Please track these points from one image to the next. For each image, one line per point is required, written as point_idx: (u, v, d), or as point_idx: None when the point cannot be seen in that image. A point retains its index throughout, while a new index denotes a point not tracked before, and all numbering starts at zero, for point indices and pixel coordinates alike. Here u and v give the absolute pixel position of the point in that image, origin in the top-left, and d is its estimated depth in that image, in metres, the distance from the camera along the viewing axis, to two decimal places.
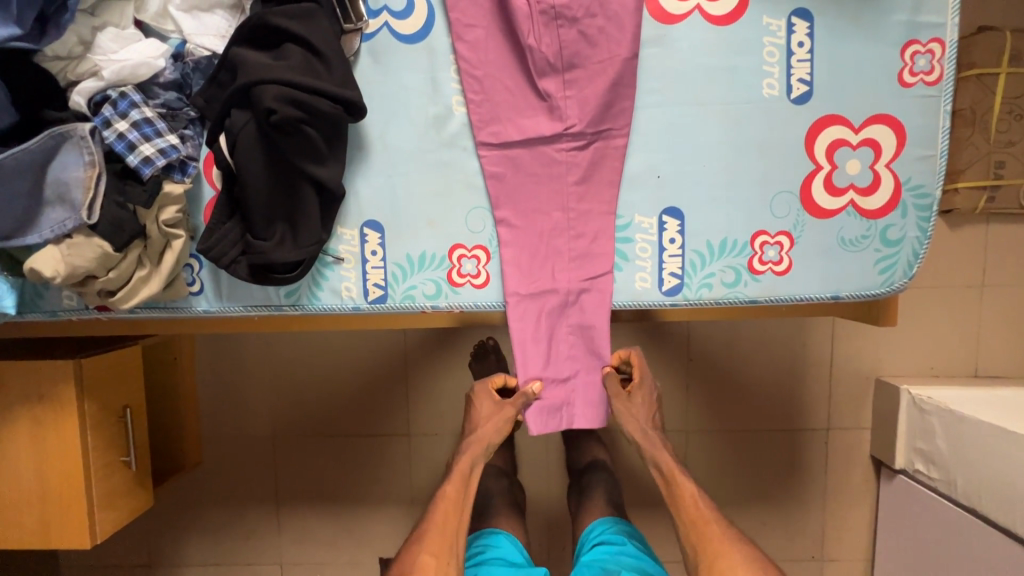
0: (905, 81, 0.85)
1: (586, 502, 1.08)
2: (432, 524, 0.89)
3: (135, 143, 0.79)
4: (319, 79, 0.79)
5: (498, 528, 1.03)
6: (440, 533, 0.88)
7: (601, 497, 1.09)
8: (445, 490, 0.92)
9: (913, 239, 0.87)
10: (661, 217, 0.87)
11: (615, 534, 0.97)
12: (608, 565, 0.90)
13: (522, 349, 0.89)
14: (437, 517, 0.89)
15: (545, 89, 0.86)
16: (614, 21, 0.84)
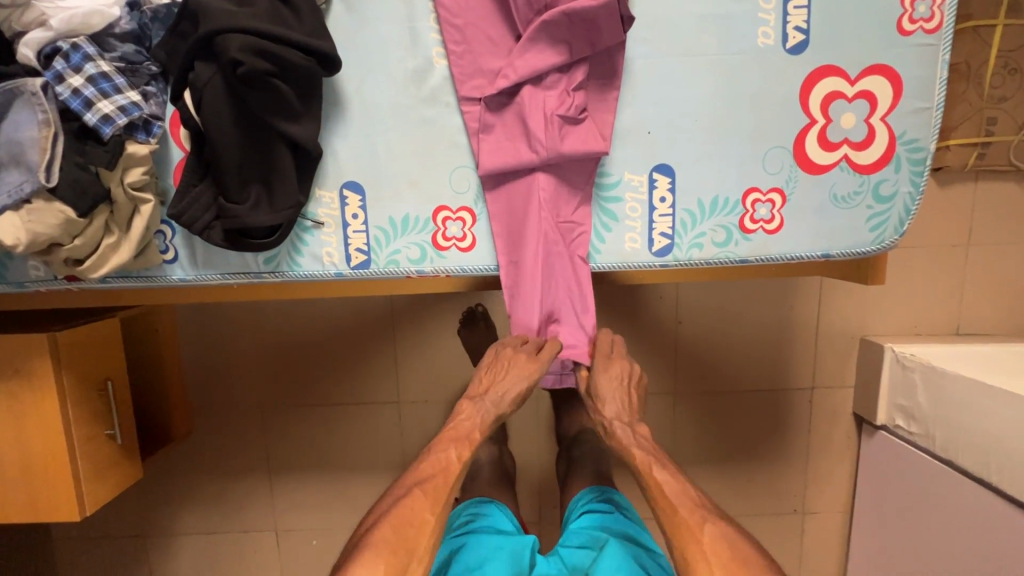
0: (904, 29, 0.81)
1: (577, 468, 1.09)
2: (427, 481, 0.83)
3: (92, 100, 0.74)
4: (289, 29, 0.74)
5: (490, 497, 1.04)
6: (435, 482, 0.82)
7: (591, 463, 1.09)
8: (450, 452, 0.86)
9: (905, 195, 0.86)
10: (652, 174, 0.85)
11: (603, 502, 0.98)
12: (597, 533, 0.90)
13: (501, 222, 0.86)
14: (440, 464, 0.85)
15: (535, 31, 0.79)
16: None
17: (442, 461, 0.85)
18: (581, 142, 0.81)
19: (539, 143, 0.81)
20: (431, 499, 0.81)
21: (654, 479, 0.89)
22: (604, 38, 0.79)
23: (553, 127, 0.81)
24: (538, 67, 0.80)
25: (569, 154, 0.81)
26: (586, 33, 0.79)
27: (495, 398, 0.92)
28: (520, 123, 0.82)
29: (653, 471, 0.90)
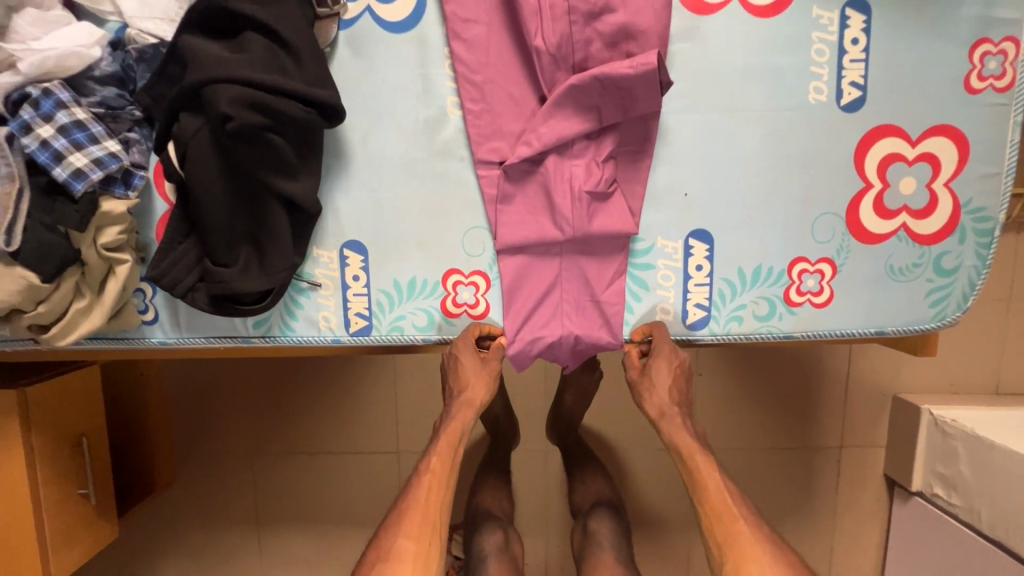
0: (973, 87, 0.73)
1: (596, 543, 0.94)
2: (414, 508, 0.73)
3: (63, 153, 0.65)
4: (287, 76, 0.66)
5: None
6: (423, 523, 0.72)
7: (608, 542, 0.95)
8: (432, 464, 0.76)
9: (970, 268, 0.77)
10: (688, 240, 0.76)
11: None
12: None
13: (515, 289, 0.77)
14: (421, 498, 0.73)
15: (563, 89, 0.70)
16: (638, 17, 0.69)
17: (427, 499, 0.73)
18: (611, 211, 0.74)
19: (562, 224, 0.73)
20: (419, 533, 0.71)
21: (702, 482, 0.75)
22: (640, 107, 0.70)
23: (581, 206, 0.73)
24: (563, 132, 0.71)
25: (595, 231, 0.73)
26: (621, 94, 0.70)
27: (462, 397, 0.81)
28: (544, 195, 0.74)
29: (724, 507, 0.73)
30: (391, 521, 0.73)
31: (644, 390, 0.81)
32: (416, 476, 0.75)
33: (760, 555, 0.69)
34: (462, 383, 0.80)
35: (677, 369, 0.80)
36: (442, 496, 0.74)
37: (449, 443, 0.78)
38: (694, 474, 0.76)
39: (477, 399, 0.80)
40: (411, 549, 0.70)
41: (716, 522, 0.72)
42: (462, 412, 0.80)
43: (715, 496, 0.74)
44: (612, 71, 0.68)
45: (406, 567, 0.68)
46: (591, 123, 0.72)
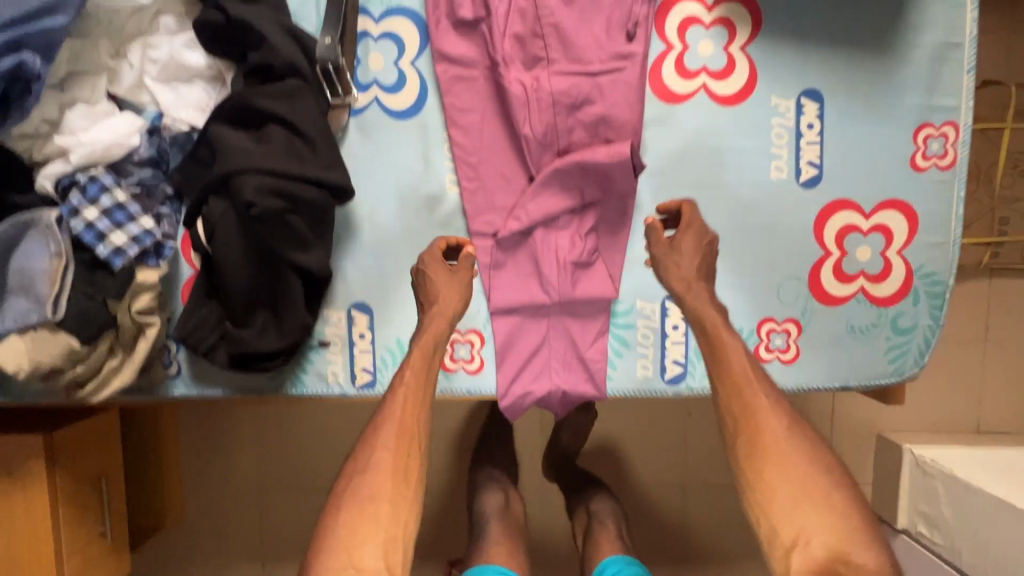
0: (917, 165, 0.81)
1: (600, 522, 1.04)
2: (390, 421, 0.71)
3: (105, 233, 0.74)
4: (303, 162, 0.74)
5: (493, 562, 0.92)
6: (401, 436, 0.70)
7: (610, 520, 1.05)
8: (405, 377, 0.73)
9: (924, 327, 0.84)
10: (665, 303, 0.83)
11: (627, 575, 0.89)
12: None
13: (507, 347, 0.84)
14: (395, 413, 0.71)
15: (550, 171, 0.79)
16: (615, 108, 0.77)
17: (403, 408, 0.71)
18: (592, 276, 0.82)
19: (550, 289, 0.81)
20: (398, 445, 0.70)
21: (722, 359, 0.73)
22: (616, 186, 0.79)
23: (566, 274, 0.81)
24: (549, 208, 0.80)
25: (579, 294, 0.82)
26: (600, 175, 0.78)
27: (432, 305, 0.77)
28: (533, 263, 0.82)
29: (748, 396, 0.70)
30: (369, 433, 0.71)
31: (669, 261, 0.77)
32: (391, 390, 0.73)
33: (779, 441, 0.68)
34: (433, 288, 0.78)
35: (705, 248, 0.77)
36: (420, 404, 0.73)
37: (422, 355, 0.74)
38: (715, 347, 0.73)
39: (445, 308, 0.77)
40: (389, 460, 0.69)
41: (736, 403, 0.71)
42: (435, 321, 0.76)
43: (738, 371, 0.71)
44: (594, 157, 0.77)
45: (380, 485, 0.68)
46: (574, 200, 0.80)
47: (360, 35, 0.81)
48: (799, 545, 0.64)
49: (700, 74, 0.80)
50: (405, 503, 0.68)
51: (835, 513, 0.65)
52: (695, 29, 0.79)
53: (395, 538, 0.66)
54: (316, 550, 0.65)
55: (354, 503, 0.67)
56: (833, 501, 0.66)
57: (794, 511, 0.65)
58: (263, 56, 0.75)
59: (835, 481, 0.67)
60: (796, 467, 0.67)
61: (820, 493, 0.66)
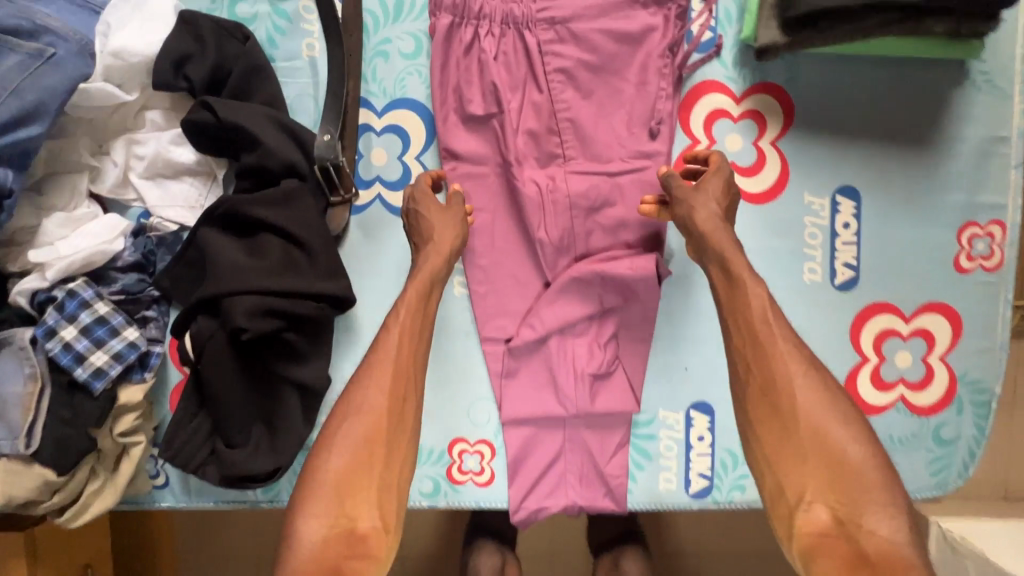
0: (962, 266, 0.75)
1: None
2: (384, 357, 0.63)
3: (84, 354, 0.67)
4: (301, 274, 0.68)
5: None
6: (396, 382, 0.63)
7: None
8: (400, 316, 0.65)
9: (969, 437, 0.78)
10: (689, 412, 0.78)
11: None
12: None
13: (519, 457, 0.78)
14: (391, 348, 0.64)
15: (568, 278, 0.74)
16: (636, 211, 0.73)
17: (400, 349, 0.64)
18: (613, 386, 0.76)
19: (568, 403, 0.75)
20: (393, 392, 0.62)
21: (743, 300, 0.62)
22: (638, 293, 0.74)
23: (583, 384, 0.75)
24: (565, 316, 0.74)
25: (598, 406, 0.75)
26: (622, 284, 0.73)
27: (427, 240, 0.69)
28: (548, 372, 0.76)
29: (761, 330, 0.61)
30: (359, 372, 0.63)
31: (689, 201, 0.66)
32: (385, 326, 0.65)
33: (791, 381, 0.59)
34: (428, 230, 0.69)
35: (733, 196, 0.68)
36: (417, 349, 0.65)
37: (420, 290, 0.66)
38: (733, 288, 0.63)
39: (438, 241, 0.68)
40: (383, 407, 0.62)
41: (747, 347, 0.61)
42: (431, 260, 0.67)
43: (756, 316, 0.62)
44: (617, 268, 0.72)
45: (371, 436, 0.61)
46: (592, 307, 0.75)
47: (362, 127, 0.75)
48: (800, 503, 0.57)
49: None
50: (395, 464, 0.62)
51: (849, 471, 0.56)
52: (723, 121, 0.74)
53: (384, 495, 0.60)
54: (303, 499, 0.59)
55: (345, 449, 0.60)
56: (847, 469, 0.56)
57: (797, 474, 0.57)
58: (258, 158, 0.69)
59: (864, 452, 0.57)
60: (807, 426, 0.58)
61: (830, 459, 0.57)
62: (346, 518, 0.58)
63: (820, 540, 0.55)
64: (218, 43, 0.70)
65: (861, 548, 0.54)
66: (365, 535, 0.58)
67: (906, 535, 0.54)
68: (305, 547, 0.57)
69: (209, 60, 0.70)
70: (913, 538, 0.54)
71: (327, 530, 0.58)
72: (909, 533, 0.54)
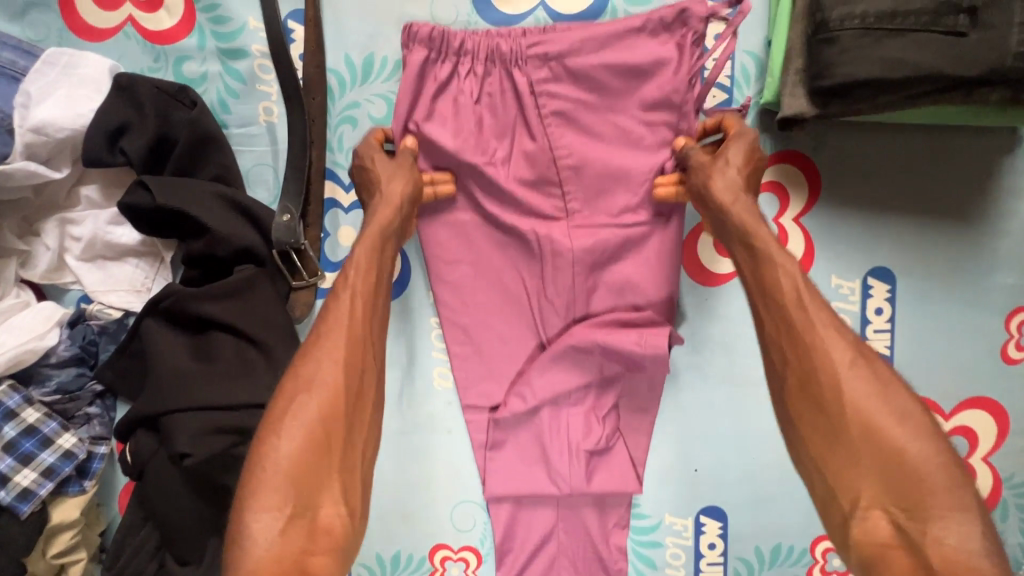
0: (1010, 356, 0.66)
1: None
2: (336, 320, 0.50)
3: (7, 473, 0.59)
4: (254, 379, 0.60)
5: None
6: (352, 350, 0.49)
7: None
8: (351, 279, 0.51)
9: (1014, 546, 0.69)
10: (699, 517, 0.69)
11: None
12: None
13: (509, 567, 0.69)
14: (344, 313, 0.50)
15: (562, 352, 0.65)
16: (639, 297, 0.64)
17: (350, 314, 0.50)
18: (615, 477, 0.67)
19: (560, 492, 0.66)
20: (349, 365, 0.48)
21: (768, 267, 0.50)
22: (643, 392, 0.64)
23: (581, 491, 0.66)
24: (559, 387, 0.65)
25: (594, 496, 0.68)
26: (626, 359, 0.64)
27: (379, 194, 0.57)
28: (538, 445, 0.67)
29: (786, 299, 0.48)
30: (309, 341, 0.49)
31: (709, 169, 0.56)
32: (334, 293, 0.51)
33: (832, 357, 0.46)
34: (373, 182, 0.58)
35: (756, 163, 0.57)
36: (375, 311, 0.52)
37: (371, 248, 0.53)
38: (759, 253, 0.51)
39: (391, 195, 0.56)
40: (338, 385, 0.48)
41: (779, 325, 0.48)
42: (381, 211, 0.55)
43: (789, 297, 0.48)
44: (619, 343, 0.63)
45: (326, 414, 0.47)
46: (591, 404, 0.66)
47: (328, 202, 0.66)
48: (855, 510, 0.43)
49: None
50: (356, 451, 0.48)
51: (905, 464, 0.42)
52: None
53: (350, 485, 0.46)
54: (249, 493, 0.45)
55: (297, 432, 0.46)
56: (921, 466, 0.42)
57: (859, 479, 0.44)
58: (206, 246, 0.61)
59: (929, 442, 0.43)
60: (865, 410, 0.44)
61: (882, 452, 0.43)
62: (310, 516, 0.44)
63: (879, 554, 0.42)
64: (159, 111, 0.61)
65: (927, 562, 0.40)
66: (323, 539, 0.44)
67: (982, 541, 0.40)
68: (257, 555, 0.42)
69: (150, 131, 0.61)
70: (990, 544, 0.40)
71: (285, 531, 0.44)
72: (984, 539, 0.40)
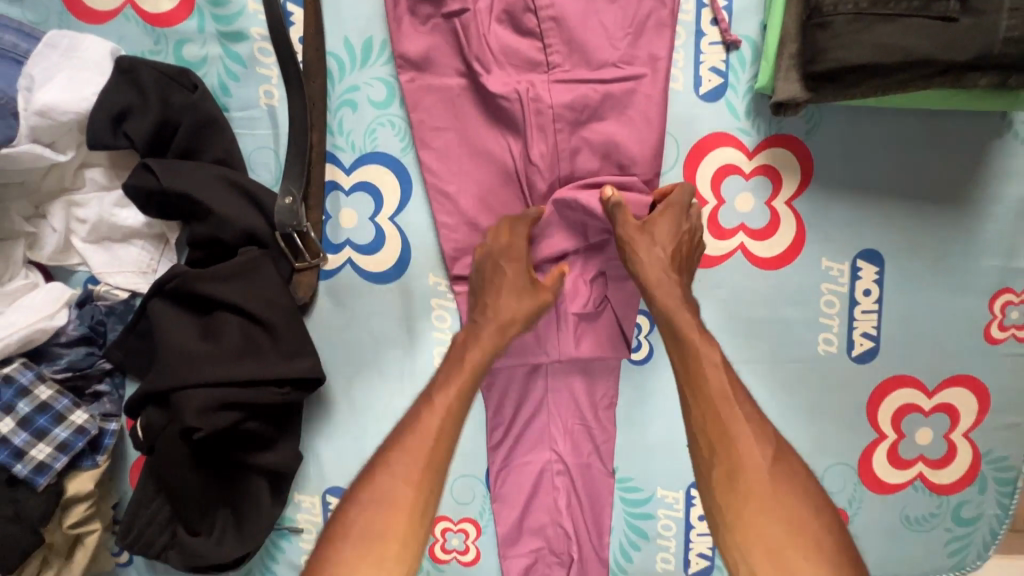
0: (993, 336, 0.69)
1: None
2: (412, 432, 0.58)
3: (24, 447, 0.62)
4: (260, 356, 0.62)
5: None
6: (421, 454, 0.57)
7: None
8: (443, 379, 0.61)
9: (991, 517, 0.72)
10: (690, 490, 0.72)
11: None
12: None
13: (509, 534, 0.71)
14: (418, 429, 0.58)
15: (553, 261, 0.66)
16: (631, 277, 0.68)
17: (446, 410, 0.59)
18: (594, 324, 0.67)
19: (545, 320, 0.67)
20: (425, 458, 0.57)
21: (699, 376, 0.57)
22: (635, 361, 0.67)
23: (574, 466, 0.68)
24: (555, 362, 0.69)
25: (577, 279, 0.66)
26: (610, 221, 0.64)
27: (495, 318, 0.62)
28: None
29: (718, 431, 0.56)
30: (382, 452, 0.58)
31: (638, 250, 0.60)
32: (426, 404, 0.59)
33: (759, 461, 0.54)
34: (496, 288, 0.63)
35: (683, 236, 0.61)
36: (452, 434, 0.58)
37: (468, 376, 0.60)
38: (688, 357, 0.58)
39: (514, 313, 0.62)
40: (412, 475, 0.56)
41: (711, 428, 0.56)
42: (491, 328, 0.62)
43: (716, 391, 0.57)
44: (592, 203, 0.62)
45: (391, 517, 0.55)
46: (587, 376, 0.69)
47: (329, 185, 0.67)
48: None
49: (738, 232, 0.67)
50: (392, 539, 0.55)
51: (812, 559, 0.51)
52: (734, 178, 0.66)
53: None
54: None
55: (360, 510, 0.56)
56: (818, 542, 0.52)
57: (783, 550, 0.52)
58: (210, 229, 0.62)
59: (828, 533, 0.53)
60: (779, 486, 0.54)
61: (796, 537, 0.52)
62: None
63: None
64: (161, 95, 0.62)
65: None
66: None
67: None
68: None
69: (152, 115, 0.62)
70: None
71: None
72: None
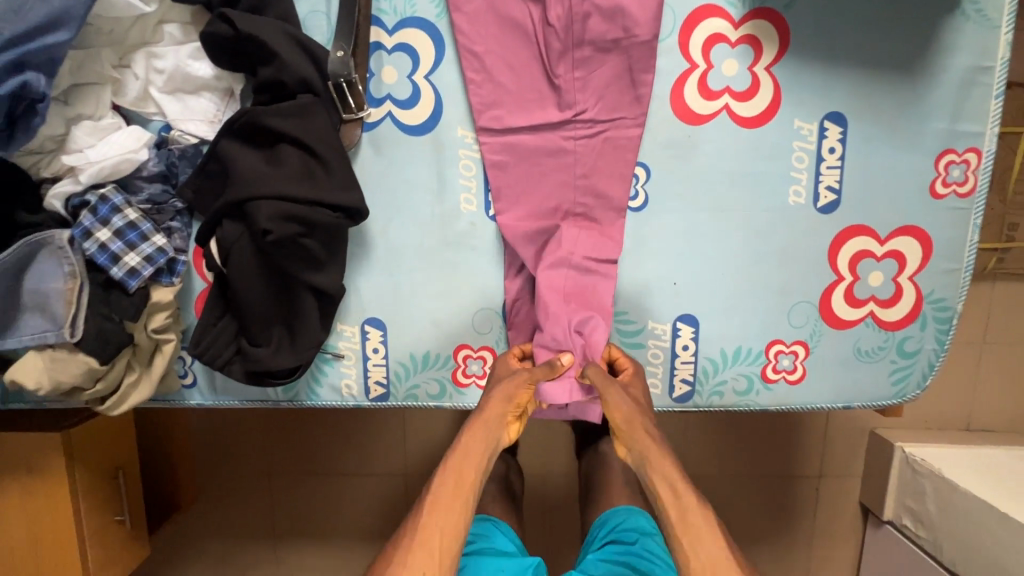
0: (938, 192, 0.81)
1: (603, 473, 0.95)
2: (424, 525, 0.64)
3: (119, 254, 0.74)
4: (316, 183, 0.73)
5: (487, 515, 0.89)
6: (437, 540, 0.63)
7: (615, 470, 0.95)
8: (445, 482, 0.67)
9: (930, 351, 0.85)
10: (676, 324, 0.84)
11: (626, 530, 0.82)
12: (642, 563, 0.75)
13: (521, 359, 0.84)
14: (431, 524, 0.64)
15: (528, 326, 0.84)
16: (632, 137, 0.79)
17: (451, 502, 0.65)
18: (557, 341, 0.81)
19: (544, 314, 0.80)
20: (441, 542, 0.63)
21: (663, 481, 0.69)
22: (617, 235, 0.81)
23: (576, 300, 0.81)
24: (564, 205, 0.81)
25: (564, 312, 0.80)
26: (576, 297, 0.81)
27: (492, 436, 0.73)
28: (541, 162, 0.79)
29: (685, 521, 0.66)
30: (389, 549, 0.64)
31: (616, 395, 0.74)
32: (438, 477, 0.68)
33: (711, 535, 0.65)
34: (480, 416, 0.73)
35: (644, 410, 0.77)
36: (458, 520, 0.65)
37: (460, 478, 0.67)
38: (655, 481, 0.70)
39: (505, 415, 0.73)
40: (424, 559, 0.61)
41: (677, 521, 0.66)
42: (474, 447, 0.70)
43: (677, 486, 0.68)
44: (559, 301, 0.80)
45: None
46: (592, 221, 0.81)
47: (373, 45, 0.78)
48: None
49: (723, 95, 0.78)
50: None
51: None
52: (721, 46, 0.77)
53: None
54: None
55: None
56: None
57: None
58: (274, 72, 0.73)
59: None
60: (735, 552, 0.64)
61: None
62: None
63: None
64: None
65: None
66: None
67: None
68: None
69: None
70: None
71: None
72: None
